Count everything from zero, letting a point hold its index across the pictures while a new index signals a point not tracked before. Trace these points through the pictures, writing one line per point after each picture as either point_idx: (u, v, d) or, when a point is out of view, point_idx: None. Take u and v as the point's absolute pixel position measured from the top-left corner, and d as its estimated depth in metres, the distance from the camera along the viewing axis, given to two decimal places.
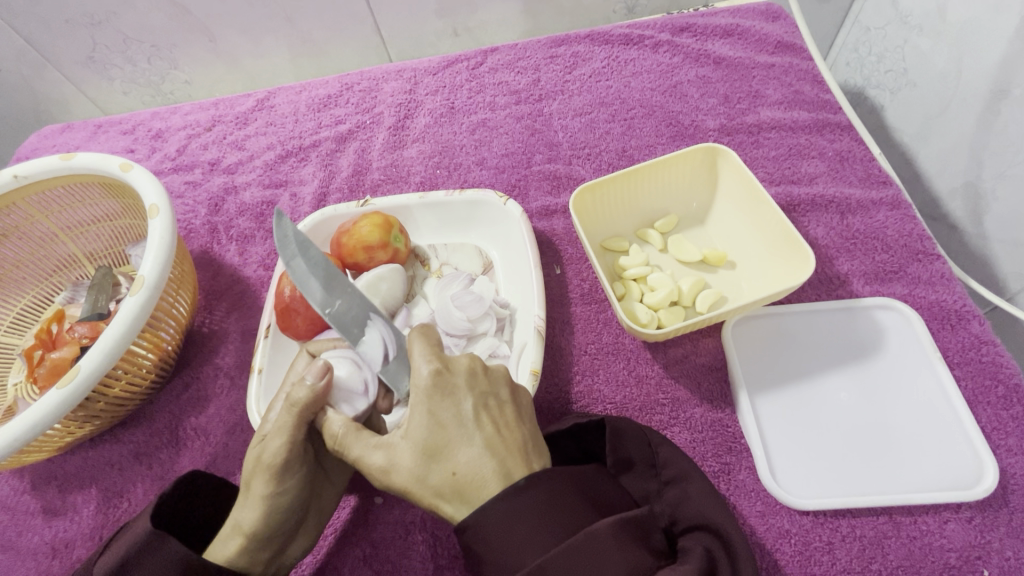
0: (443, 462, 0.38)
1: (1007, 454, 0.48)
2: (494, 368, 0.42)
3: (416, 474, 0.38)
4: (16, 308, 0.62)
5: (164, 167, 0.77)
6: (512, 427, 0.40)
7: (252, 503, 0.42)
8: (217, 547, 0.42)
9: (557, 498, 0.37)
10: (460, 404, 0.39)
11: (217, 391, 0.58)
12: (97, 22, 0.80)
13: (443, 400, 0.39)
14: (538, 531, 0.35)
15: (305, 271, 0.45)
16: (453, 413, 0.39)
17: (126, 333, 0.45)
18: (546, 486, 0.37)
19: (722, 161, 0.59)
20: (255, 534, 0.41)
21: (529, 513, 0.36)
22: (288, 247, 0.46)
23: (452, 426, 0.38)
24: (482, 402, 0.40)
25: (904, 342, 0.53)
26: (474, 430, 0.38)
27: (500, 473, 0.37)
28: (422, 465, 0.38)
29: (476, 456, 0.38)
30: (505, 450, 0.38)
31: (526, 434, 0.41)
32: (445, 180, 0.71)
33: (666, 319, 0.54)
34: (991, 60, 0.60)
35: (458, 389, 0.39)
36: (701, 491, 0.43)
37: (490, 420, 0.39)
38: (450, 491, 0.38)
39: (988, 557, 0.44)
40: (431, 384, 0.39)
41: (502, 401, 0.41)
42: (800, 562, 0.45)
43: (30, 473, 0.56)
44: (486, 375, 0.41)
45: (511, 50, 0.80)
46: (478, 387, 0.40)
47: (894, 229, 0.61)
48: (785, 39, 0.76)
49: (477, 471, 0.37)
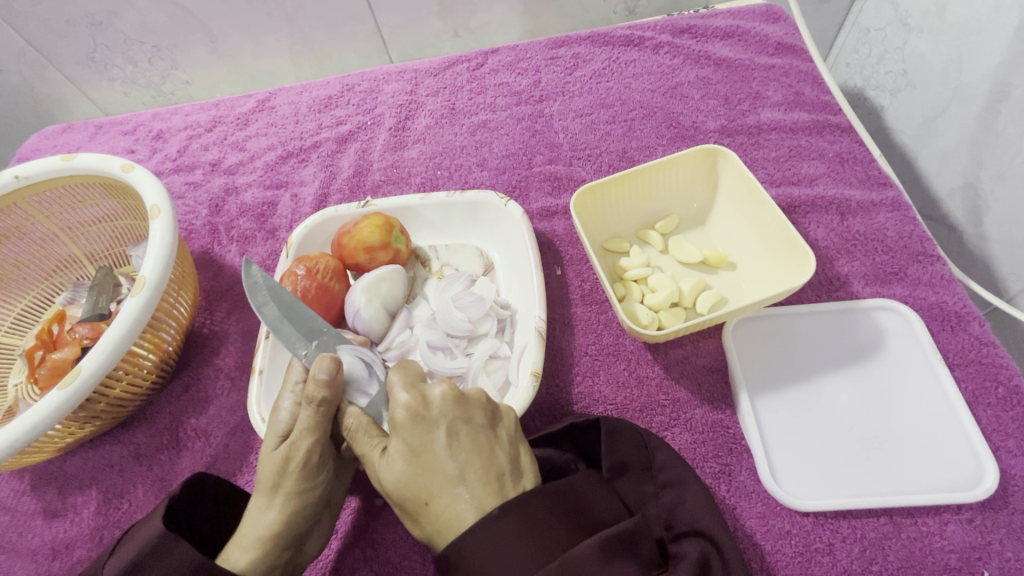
0: (418, 493, 0.38)
1: (1007, 455, 0.48)
2: (472, 394, 0.42)
3: (400, 500, 0.40)
4: (17, 308, 0.62)
5: (165, 168, 0.77)
6: (487, 454, 0.39)
7: (278, 503, 0.42)
8: (235, 552, 0.41)
9: (537, 520, 0.37)
10: (432, 435, 0.39)
11: (218, 392, 0.58)
12: (99, 23, 0.80)
13: (417, 431, 0.39)
14: (519, 555, 0.35)
15: (280, 317, 0.48)
16: (426, 444, 0.39)
17: (127, 333, 0.45)
18: (525, 509, 0.37)
19: (723, 162, 0.59)
20: (282, 533, 0.42)
21: (509, 537, 0.36)
22: (259, 293, 0.49)
23: (426, 458, 0.39)
24: (456, 431, 0.39)
25: (902, 343, 0.54)
26: (446, 460, 0.38)
27: (473, 505, 0.37)
28: (401, 494, 0.39)
29: (449, 487, 0.38)
30: (479, 481, 0.38)
31: (505, 462, 0.40)
32: (446, 180, 0.72)
33: (666, 320, 0.54)
34: (990, 62, 0.61)
35: (430, 420, 0.40)
36: (698, 496, 0.43)
37: (464, 449, 0.39)
38: (427, 520, 0.38)
39: (989, 558, 0.44)
40: (405, 415, 0.40)
41: (478, 427, 0.40)
42: (801, 564, 0.45)
43: (31, 474, 0.56)
44: (460, 402, 0.41)
45: (511, 51, 0.81)
46: (452, 416, 0.40)
47: (894, 230, 0.61)
48: (785, 41, 0.76)
49: (448, 505, 0.37)
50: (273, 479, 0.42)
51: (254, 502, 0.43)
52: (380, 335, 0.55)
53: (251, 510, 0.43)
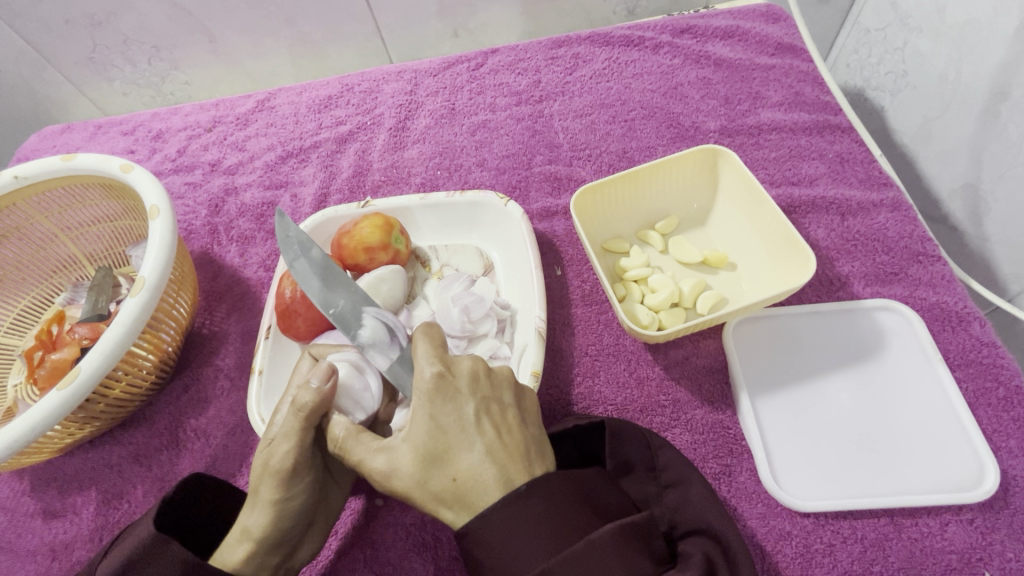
0: (444, 466, 0.38)
1: (1008, 456, 0.48)
2: (498, 370, 0.42)
3: (418, 477, 0.38)
4: (16, 309, 0.62)
5: (165, 168, 0.77)
6: (514, 430, 0.40)
7: (260, 508, 0.42)
8: (226, 550, 0.42)
9: (560, 505, 0.37)
10: (461, 410, 0.39)
11: (218, 392, 0.58)
12: (98, 23, 0.80)
13: (444, 405, 0.39)
14: (541, 537, 0.35)
15: (309, 271, 0.49)
16: (454, 416, 0.39)
17: (127, 334, 0.45)
18: (549, 491, 0.37)
19: (723, 162, 0.59)
20: (263, 540, 0.41)
21: (531, 520, 0.36)
22: (291, 248, 0.51)
23: (453, 431, 0.38)
24: (485, 404, 0.40)
25: (904, 343, 0.54)
26: (475, 432, 0.38)
27: (501, 478, 0.37)
28: (423, 469, 0.38)
29: (477, 460, 0.37)
30: (507, 454, 0.38)
31: (529, 438, 0.40)
32: (446, 181, 0.71)
33: (667, 320, 0.54)
34: (990, 63, 0.61)
35: (460, 394, 0.40)
36: (702, 495, 0.43)
37: (492, 423, 0.39)
38: (451, 496, 0.38)
39: (990, 558, 0.44)
40: (433, 387, 0.40)
41: (506, 405, 0.41)
42: (801, 564, 0.45)
43: (30, 474, 0.55)
44: (490, 379, 0.42)
45: (511, 51, 0.80)
46: (480, 389, 0.40)
47: (894, 230, 0.61)
48: (785, 41, 0.76)
49: (477, 477, 0.37)
50: (259, 481, 0.43)
51: (244, 505, 0.43)
52: None
53: (241, 512, 0.43)
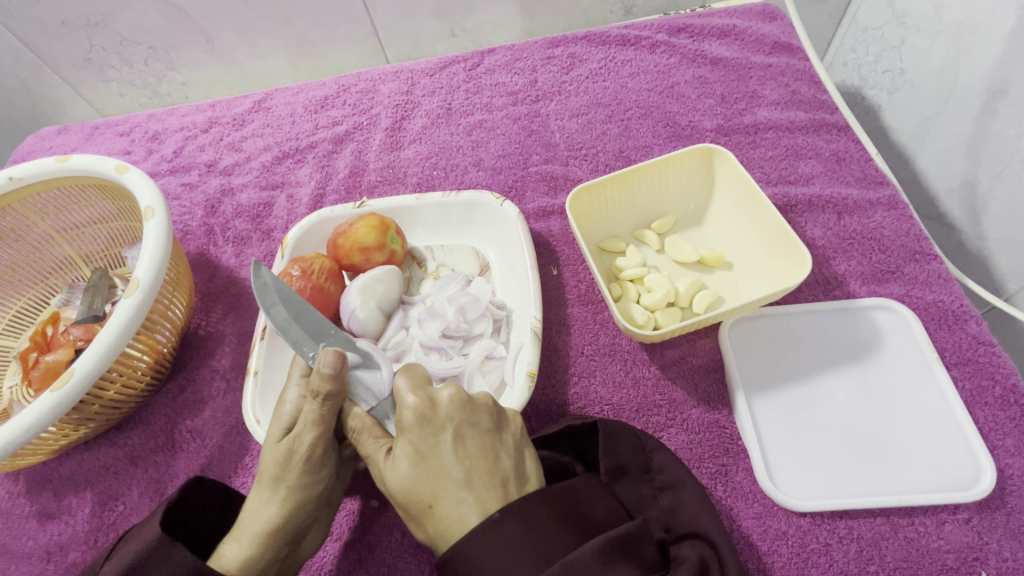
0: (422, 496, 0.38)
1: (1004, 455, 0.48)
2: (480, 399, 0.41)
3: (402, 501, 0.39)
4: (12, 310, 0.62)
5: (161, 169, 0.77)
6: (493, 460, 0.39)
7: (279, 496, 0.42)
8: (234, 543, 0.41)
9: (538, 524, 0.37)
10: (438, 439, 0.39)
11: (214, 393, 0.58)
12: (94, 24, 0.80)
13: (423, 433, 0.39)
14: (520, 559, 0.35)
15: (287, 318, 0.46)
16: (431, 447, 0.38)
17: (122, 334, 0.45)
18: (524, 512, 0.36)
19: (719, 161, 0.59)
20: (282, 525, 0.41)
21: (510, 543, 0.35)
22: (269, 294, 0.47)
23: (430, 462, 0.38)
24: (463, 435, 0.39)
25: (900, 342, 0.53)
26: (451, 464, 0.38)
27: (477, 508, 0.37)
28: (404, 495, 0.39)
29: (455, 491, 0.37)
30: (484, 485, 0.37)
31: (510, 467, 0.39)
32: (442, 180, 0.71)
33: (663, 320, 0.53)
34: (988, 61, 0.60)
35: (437, 423, 0.39)
36: (696, 498, 0.43)
37: (471, 453, 0.38)
38: (430, 523, 0.38)
39: (986, 558, 0.44)
40: (411, 418, 0.39)
41: (485, 432, 0.40)
42: (797, 564, 0.45)
43: (26, 476, 0.55)
44: (468, 407, 0.40)
45: (508, 51, 0.80)
46: (461, 420, 0.39)
47: (891, 229, 0.61)
48: (782, 40, 0.76)
49: (452, 510, 0.37)
50: (276, 472, 0.42)
51: (256, 494, 0.43)
52: (376, 336, 0.55)
53: (251, 501, 0.43)
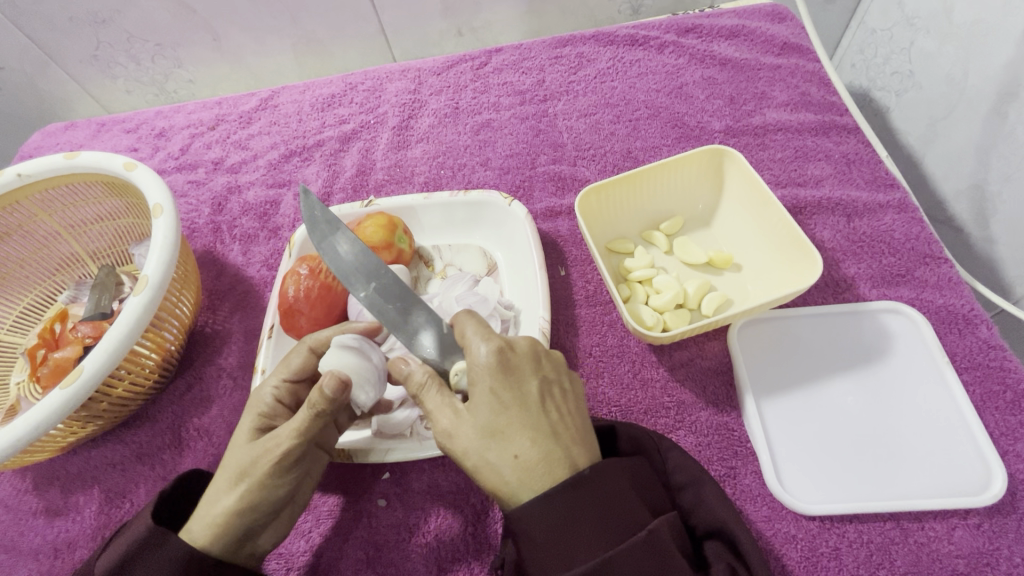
0: (505, 443, 0.36)
1: (1015, 460, 0.48)
2: (553, 356, 0.41)
3: (476, 450, 0.36)
4: (18, 307, 0.62)
5: (168, 166, 0.76)
6: (576, 416, 0.39)
7: (238, 492, 0.40)
8: (195, 525, 0.40)
9: (618, 492, 0.36)
10: (523, 386, 0.38)
11: (221, 392, 0.58)
12: (102, 21, 0.80)
13: (507, 379, 0.37)
14: (600, 525, 0.35)
15: (355, 253, 0.47)
16: (516, 394, 0.37)
17: (130, 333, 0.45)
18: (609, 478, 0.36)
19: (728, 162, 0.59)
20: (231, 522, 0.39)
21: (593, 506, 0.35)
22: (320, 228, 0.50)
23: (517, 409, 0.37)
24: (547, 387, 0.39)
25: (909, 346, 0.53)
26: (539, 413, 0.37)
27: (564, 461, 0.36)
28: (484, 442, 0.36)
29: (539, 441, 0.36)
30: (569, 439, 0.37)
31: (588, 424, 0.39)
32: (449, 180, 0.71)
33: (671, 322, 0.53)
34: (998, 64, 0.60)
35: (522, 371, 0.38)
36: (716, 495, 0.42)
37: (554, 406, 0.38)
38: (511, 474, 0.36)
39: (997, 563, 0.44)
40: (493, 362, 0.38)
41: (566, 391, 0.40)
42: (807, 568, 0.44)
43: (33, 473, 0.55)
44: (547, 361, 0.40)
45: (515, 50, 0.80)
46: (542, 370, 0.39)
47: (901, 232, 0.61)
48: (791, 41, 0.76)
49: (538, 457, 0.36)
50: (245, 465, 0.40)
51: (222, 476, 0.41)
52: None
53: (212, 489, 0.41)
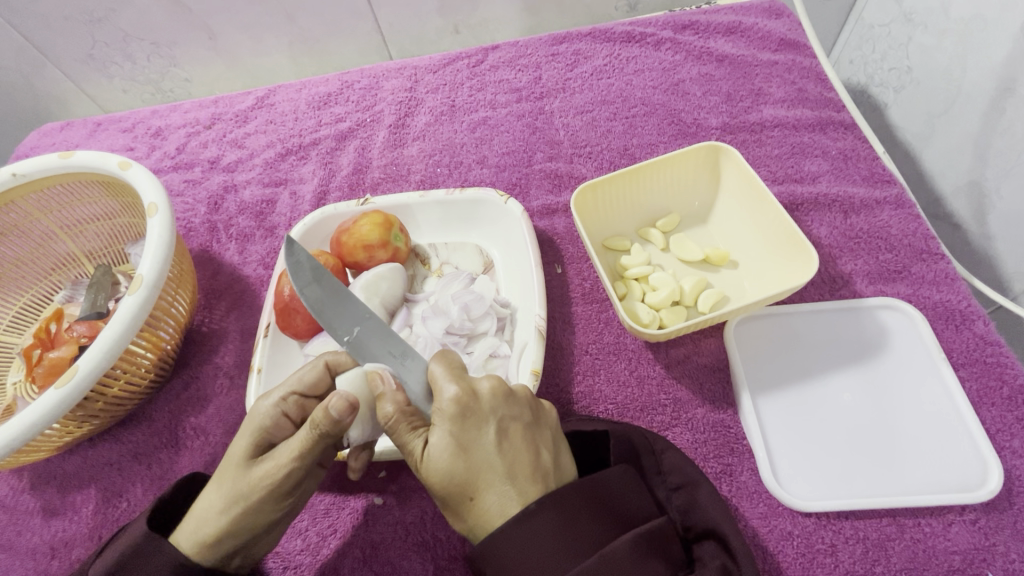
0: (463, 488, 0.36)
1: (1012, 455, 0.48)
2: (518, 391, 0.39)
3: (439, 493, 0.37)
4: (15, 307, 0.62)
5: (164, 165, 0.76)
6: (536, 453, 0.37)
7: (231, 512, 0.39)
8: (186, 532, 0.40)
9: (574, 515, 0.36)
10: (481, 432, 0.36)
11: (217, 391, 0.58)
12: (97, 19, 0.80)
13: (465, 425, 0.36)
14: (556, 552, 0.35)
15: (335, 294, 0.41)
16: (473, 440, 0.36)
17: (125, 333, 0.45)
18: (562, 503, 0.36)
19: (724, 159, 0.59)
20: (225, 538, 0.39)
21: (545, 535, 0.35)
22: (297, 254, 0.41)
23: (473, 455, 0.36)
24: (506, 428, 0.37)
25: (907, 342, 0.53)
26: (496, 458, 0.36)
27: (518, 498, 0.35)
28: (441, 486, 0.36)
29: (498, 486, 0.35)
30: (525, 478, 0.36)
31: (549, 461, 0.38)
32: (445, 178, 0.71)
33: (667, 320, 0.53)
34: (996, 59, 0.60)
35: (480, 415, 0.36)
36: (710, 496, 0.42)
37: (513, 448, 0.37)
38: (470, 514, 0.36)
39: (993, 559, 0.44)
40: (452, 409, 0.36)
41: (528, 428, 0.38)
42: (802, 564, 0.45)
43: (30, 473, 0.55)
44: (508, 399, 0.38)
45: (511, 48, 0.80)
46: (501, 411, 0.37)
47: (898, 228, 0.61)
48: (788, 37, 0.76)
49: (495, 501, 0.35)
50: (238, 489, 0.39)
51: (215, 491, 0.40)
52: None
53: (203, 504, 0.40)
